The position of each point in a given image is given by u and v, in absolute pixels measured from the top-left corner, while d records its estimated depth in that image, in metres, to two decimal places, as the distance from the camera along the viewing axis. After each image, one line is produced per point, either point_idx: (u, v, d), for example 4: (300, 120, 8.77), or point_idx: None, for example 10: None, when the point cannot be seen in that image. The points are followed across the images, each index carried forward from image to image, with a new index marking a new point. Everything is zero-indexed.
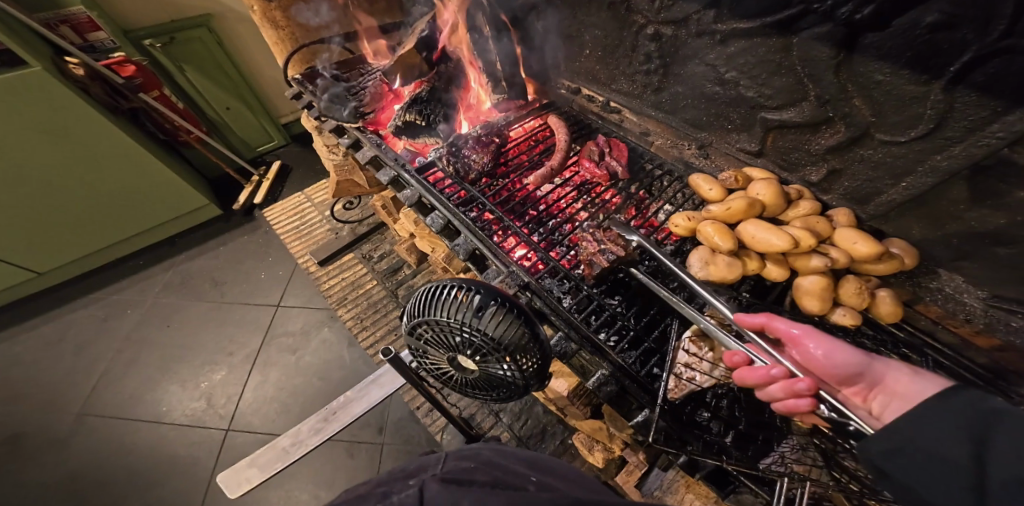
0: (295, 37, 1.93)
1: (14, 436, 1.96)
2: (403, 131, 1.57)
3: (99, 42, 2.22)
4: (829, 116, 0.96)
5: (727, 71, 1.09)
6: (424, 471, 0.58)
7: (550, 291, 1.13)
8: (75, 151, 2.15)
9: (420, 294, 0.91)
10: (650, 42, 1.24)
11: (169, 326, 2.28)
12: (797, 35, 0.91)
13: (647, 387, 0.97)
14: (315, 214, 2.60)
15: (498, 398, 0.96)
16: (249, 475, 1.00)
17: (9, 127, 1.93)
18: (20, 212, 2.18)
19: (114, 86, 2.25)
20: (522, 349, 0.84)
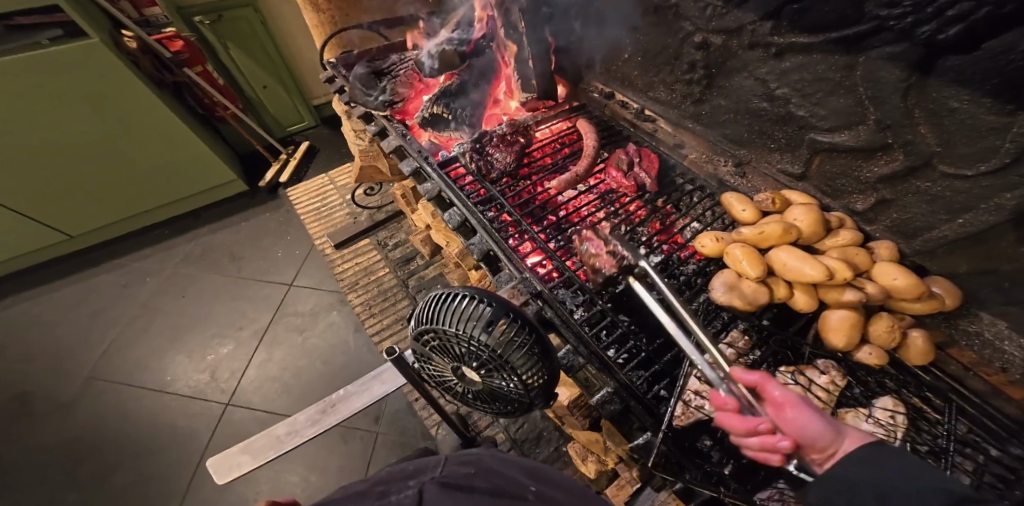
0: (334, 22, 1.92)
1: (25, 394, 2.00)
2: (429, 123, 1.55)
3: (154, 17, 2.31)
4: (888, 142, 0.91)
5: (778, 87, 1.05)
6: (423, 473, 0.58)
7: (562, 303, 1.11)
8: (115, 120, 2.18)
9: (430, 299, 0.90)
10: (695, 50, 1.20)
11: (185, 297, 2.30)
12: (865, 53, 0.86)
13: (651, 410, 0.93)
14: (337, 197, 2.61)
15: (499, 412, 0.92)
16: (240, 461, 0.98)
17: (53, 92, 1.97)
18: (53, 176, 2.22)
19: (162, 60, 2.30)
20: (530, 367, 0.81)
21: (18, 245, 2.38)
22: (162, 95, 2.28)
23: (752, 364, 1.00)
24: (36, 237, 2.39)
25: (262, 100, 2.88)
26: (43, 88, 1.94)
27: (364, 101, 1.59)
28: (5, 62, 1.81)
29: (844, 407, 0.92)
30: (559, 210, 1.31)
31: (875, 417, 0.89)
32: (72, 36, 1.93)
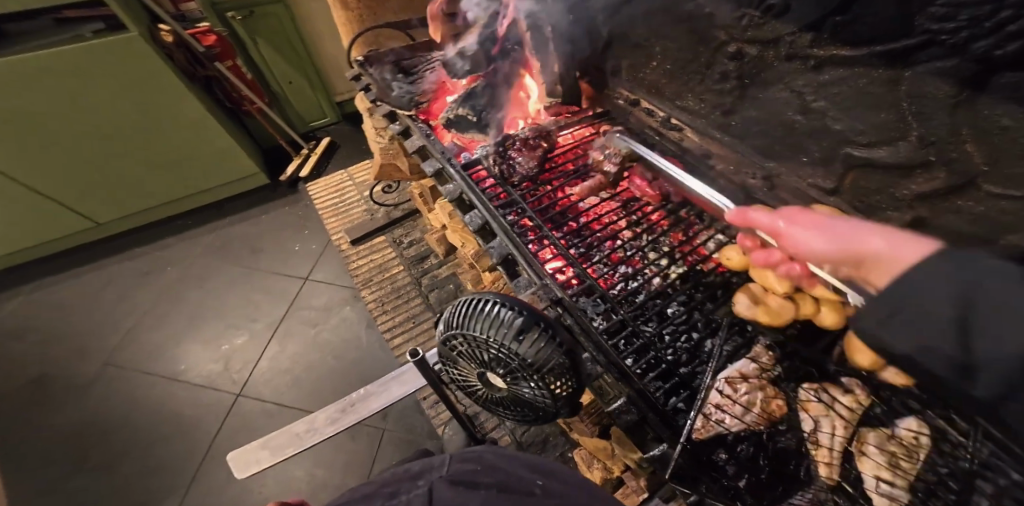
0: (362, 20, 1.95)
1: (44, 377, 2.05)
2: (452, 124, 1.52)
3: (189, 12, 2.36)
4: (929, 160, 0.74)
5: (813, 100, 0.88)
6: (428, 472, 0.60)
7: (583, 311, 1.10)
8: (148, 114, 2.24)
9: (457, 304, 0.90)
10: (729, 61, 1.02)
11: (203, 287, 2.34)
12: (911, 68, 0.69)
13: (669, 422, 0.92)
14: (355, 193, 2.64)
15: (522, 420, 0.92)
16: (259, 456, 0.95)
17: (95, 85, 2.05)
18: (82, 165, 2.28)
19: (196, 54, 2.33)
20: (557, 376, 0.81)
21: (48, 231, 2.45)
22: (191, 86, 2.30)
23: (771, 379, 0.98)
24: (65, 225, 2.46)
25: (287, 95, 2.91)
26: (78, 79, 2.00)
27: (390, 100, 1.61)
28: (58, 54, 1.91)
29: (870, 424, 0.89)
30: (580, 217, 1.30)
31: (899, 437, 0.84)
32: (113, 29, 2.04)
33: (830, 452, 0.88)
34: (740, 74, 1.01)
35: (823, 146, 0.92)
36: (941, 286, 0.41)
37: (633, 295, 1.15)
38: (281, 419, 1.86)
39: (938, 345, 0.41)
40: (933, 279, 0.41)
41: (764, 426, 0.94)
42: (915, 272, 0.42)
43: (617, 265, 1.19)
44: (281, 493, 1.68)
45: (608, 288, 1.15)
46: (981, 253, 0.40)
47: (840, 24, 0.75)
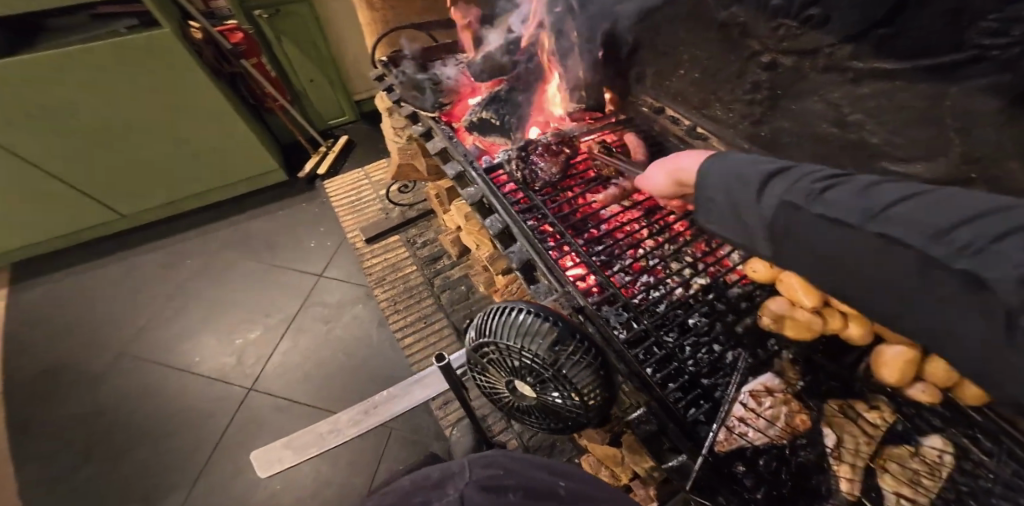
0: (386, 21, 1.96)
1: (61, 365, 2.09)
2: (475, 126, 1.54)
3: (219, 10, 2.41)
4: (970, 177, 0.71)
5: (851, 113, 0.86)
6: (448, 482, 0.53)
7: (606, 320, 1.07)
8: (172, 109, 2.27)
9: (487, 311, 0.91)
10: (762, 71, 1.01)
11: (219, 281, 2.36)
12: (957, 84, 0.66)
13: (691, 434, 0.89)
14: (371, 192, 2.65)
15: (550, 429, 0.92)
16: (281, 455, 0.95)
17: (123, 79, 2.08)
18: (106, 158, 2.31)
19: (223, 50, 2.39)
20: (589, 386, 0.81)
21: (71, 222, 2.48)
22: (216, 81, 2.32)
23: (796, 393, 0.97)
24: (86, 218, 2.49)
25: (308, 93, 2.92)
26: (109, 73, 2.03)
27: (413, 101, 1.62)
28: (93, 49, 1.94)
29: (894, 441, 0.90)
30: (602, 225, 1.30)
31: (923, 455, 0.85)
32: (147, 25, 2.08)
33: (852, 467, 0.87)
34: (772, 84, 1.01)
35: (855, 160, 0.90)
36: (717, 181, 0.68)
37: (655, 304, 1.13)
38: (292, 415, 1.87)
39: (733, 220, 0.66)
40: (714, 178, 0.69)
41: (788, 442, 0.92)
42: (704, 173, 0.70)
43: (639, 274, 1.19)
44: (285, 488, 1.69)
45: (631, 297, 1.13)
46: (735, 157, 0.68)
47: (884, 37, 0.72)
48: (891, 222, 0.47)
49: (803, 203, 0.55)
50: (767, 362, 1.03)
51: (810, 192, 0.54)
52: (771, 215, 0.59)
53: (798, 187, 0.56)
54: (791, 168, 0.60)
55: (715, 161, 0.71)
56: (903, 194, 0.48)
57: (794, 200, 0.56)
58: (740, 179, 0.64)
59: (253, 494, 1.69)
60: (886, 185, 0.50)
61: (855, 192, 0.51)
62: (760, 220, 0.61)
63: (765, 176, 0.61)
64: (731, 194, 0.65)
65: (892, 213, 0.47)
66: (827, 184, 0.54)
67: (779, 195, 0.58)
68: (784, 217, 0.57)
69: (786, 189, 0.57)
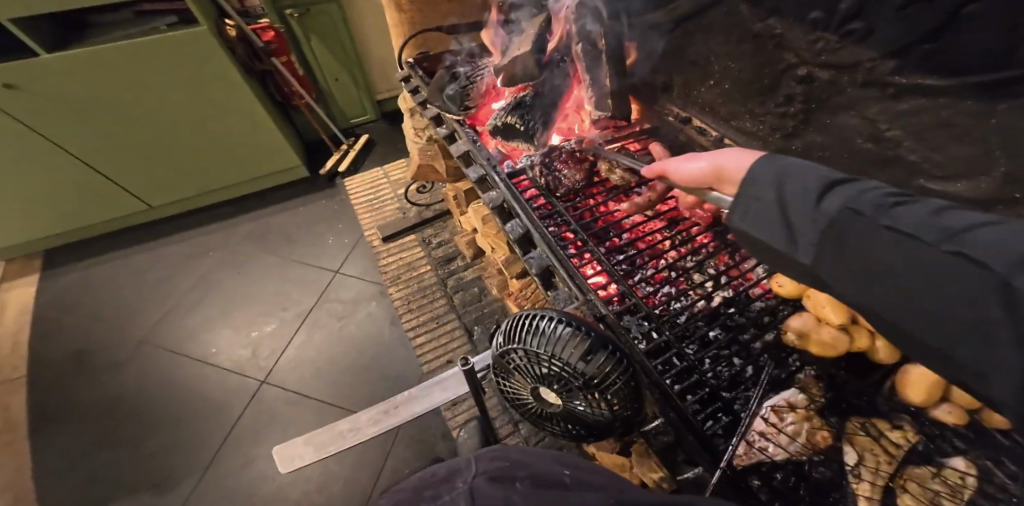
0: (414, 22, 1.99)
1: (81, 351, 2.12)
2: (499, 131, 1.57)
3: (253, 9, 2.46)
4: (1015, 197, 0.69)
5: (889, 129, 0.85)
6: (457, 476, 0.52)
7: (627, 329, 1.04)
8: (203, 106, 2.31)
9: (515, 318, 0.91)
10: (796, 84, 1.01)
11: (237, 274, 2.39)
12: (1005, 103, 0.65)
13: (709, 446, 0.85)
14: (389, 191, 2.67)
15: (573, 437, 0.91)
16: (303, 451, 0.92)
17: (156, 75, 2.12)
18: (132, 150, 2.35)
19: (255, 49, 2.44)
20: (619, 397, 0.81)
21: (97, 211, 2.53)
22: (250, 82, 2.38)
23: (817, 410, 0.95)
24: (111, 208, 2.54)
25: (331, 91, 2.96)
26: (149, 70, 2.09)
27: (438, 103, 1.62)
28: (136, 45, 1.99)
29: (914, 461, 0.88)
30: (623, 234, 1.29)
31: (943, 475, 0.85)
32: (186, 22, 2.13)
33: (870, 487, 0.86)
34: (807, 97, 1.00)
35: (890, 176, 0.89)
36: (764, 177, 0.59)
37: (677, 315, 1.11)
38: (304, 409, 1.89)
39: (769, 221, 0.58)
40: (760, 172, 0.60)
41: (807, 458, 0.90)
42: (751, 166, 0.61)
43: (661, 285, 1.17)
44: (292, 482, 1.70)
45: (653, 308, 1.11)
46: (786, 156, 0.60)
47: (928, 53, 0.72)
48: (969, 242, 0.41)
49: (870, 214, 0.48)
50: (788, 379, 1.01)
51: (881, 204, 0.48)
52: (825, 223, 0.52)
53: (864, 198, 0.50)
54: (854, 179, 0.53)
55: (768, 158, 0.61)
56: (984, 219, 0.43)
57: (858, 208, 0.49)
58: (790, 182, 0.57)
59: (261, 486, 1.70)
60: (962, 210, 0.45)
61: (931, 212, 0.45)
62: (808, 225, 0.53)
63: (825, 180, 0.54)
64: (778, 193, 0.57)
65: (975, 233, 0.42)
66: (897, 201, 0.48)
67: (841, 202, 0.51)
68: (841, 228, 0.50)
69: (851, 197, 0.51)
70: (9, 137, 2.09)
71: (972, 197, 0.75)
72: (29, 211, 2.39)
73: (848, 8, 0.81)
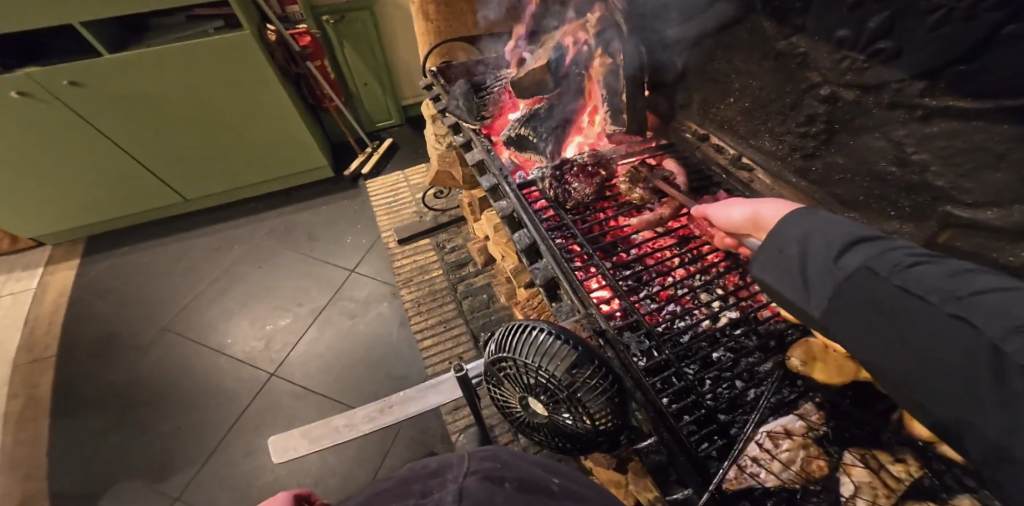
0: (439, 31, 2.04)
1: (109, 333, 2.22)
2: (513, 142, 1.57)
3: (293, 14, 2.53)
4: None
5: (915, 152, 0.81)
6: (446, 471, 0.51)
7: (626, 347, 1.01)
8: (238, 106, 2.41)
9: (508, 327, 0.90)
10: (819, 104, 0.98)
11: (259, 268, 2.47)
12: None
13: (700, 467, 0.82)
14: (408, 194, 2.72)
15: (560, 451, 0.88)
16: (297, 443, 0.92)
17: (198, 74, 2.22)
18: (169, 144, 2.46)
19: (292, 52, 2.52)
20: (603, 411, 0.79)
21: (133, 202, 2.65)
22: (286, 85, 2.48)
23: (816, 439, 0.89)
24: (146, 200, 2.66)
25: (360, 95, 3.06)
26: (193, 69, 2.19)
27: (456, 112, 1.64)
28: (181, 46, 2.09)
29: (915, 498, 0.77)
30: (631, 250, 1.26)
31: None
32: (232, 27, 2.24)
33: None
34: (830, 118, 0.97)
35: (915, 201, 0.85)
36: (791, 231, 0.57)
37: (679, 334, 1.07)
38: (310, 404, 1.91)
39: (787, 273, 0.55)
40: (789, 227, 0.57)
41: (802, 487, 0.84)
42: (782, 218, 0.59)
43: (665, 303, 1.13)
44: (290, 475, 1.72)
45: (655, 325, 1.08)
46: (823, 212, 0.57)
47: (961, 74, 0.68)
48: (975, 307, 0.38)
49: (887, 272, 0.45)
50: (790, 403, 0.95)
51: (897, 262, 0.45)
52: (841, 279, 0.49)
53: (886, 258, 0.47)
54: (882, 237, 0.49)
55: (797, 211, 0.59)
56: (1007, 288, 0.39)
57: (876, 267, 0.46)
58: (814, 237, 0.54)
59: (261, 477, 1.72)
60: (988, 276, 0.41)
61: (952, 275, 0.42)
62: (825, 280, 0.50)
63: (850, 236, 0.51)
64: (802, 248, 0.54)
65: (982, 298, 0.39)
66: (918, 261, 0.45)
67: (861, 259, 0.48)
68: (858, 285, 0.47)
69: (872, 255, 0.47)
70: (61, 128, 2.22)
71: (1003, 225, 0.71)
72: (73, 199, 2.54)
73: (876, 27, 0.78)
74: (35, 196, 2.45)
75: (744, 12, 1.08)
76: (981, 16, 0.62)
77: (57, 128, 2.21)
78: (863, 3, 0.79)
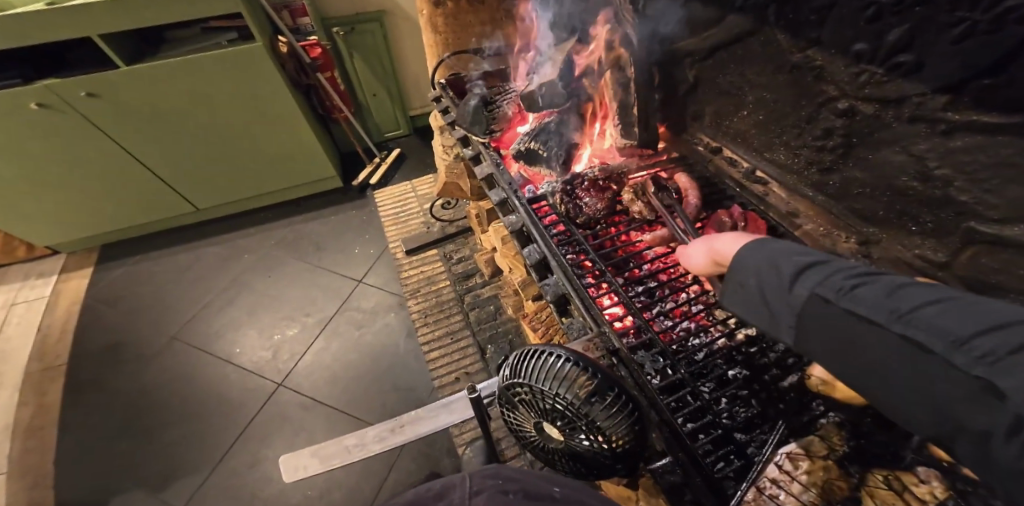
0: (448, 43, 2.04)
1: (118, 342, 2.24)
2: (523, 156, 1.56)
3: (305, 26, 2.53)
4: None
5: (938, 167, 0.79)
6: (450, 495, 0.51)
7: (641, 366, 0.99)
8: (249, 117, 2.43)
9: (521, 352, 0.88)
10: (837, 117, 0.96)
11: (267, 277, 2.47)
12: None
13: (718, 490, 0.79)
14: (417, 205, 2.73)
15: (574, 476, 0.86)
16: (306, 463, 0.91)
17: (211, 87, 2.25)
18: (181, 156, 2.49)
19: (302, 64, 2.54)
20: (619, 436, 0.77)
21: (145, 212, 2.69)
22: (296, 95, 2.49)
23: (837, 460, 0.84)
24: (159, 210, 2.70)
25: (369, 106, 3.09)
26: (205, 82, 2.23)
27: (466, 125, 1.63)
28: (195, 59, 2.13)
29: None
30: (644, 265, 1.23)
31: None
32: (244, 39, 2.27)
33: None
34: (848, 131, 0.95)
35: (938, 216, 0.83)
36: (748, 266, 0.67)
37: (694, 352, 1.04)
38: (316, 414, 1.90)
39: (753, 304, 0.66)
40: (743, 261, 0.68)
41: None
42: (737, 253, 0.70)
43: (680, 319, 1.10)
44: (294, 486, 1.70)
45: (669, 343, 1.05)
46: (771, 242, 0.67)
47: (986, 88, 0.66)
48: (917, 325, 0.47)
49: (835, 298, 0.54)
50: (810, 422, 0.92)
51: (842, 287, 0.54)
52: (798, 307, 0.58)
53: (830, 283, 0.55)
54: (825, 261, 0.59)
55: (753, 245, 0.69)
56: (937, 298, 0.48)
57: (824, 295, 0.55)
58: (769, 269, 0.63)
59: (266, 487, 1.71)
60: (915, 286, 0.50)
61: (889, 291, 0.51)
62: (784, 309, 0.60)
63: (797, 266, 0.60)
64: (758, 281, 0.65)
65: (920, 315, 0.47)
66: (860, 282, 0.53)
67: (811, 286, 0.57)
68: (814, 312, 0.56)
69: (818, 283, 0.57)
70: (77, 140, 2.25)
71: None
72: (87, 210, 2.57)
73: (895, 39, 0.77)
74: (51, 205, 2.50)
75: (757, 24, 1.06)
76: (1007, 29, 0.60)
77: (73, 140, 2.25)
78: (881, 15, 0.78)
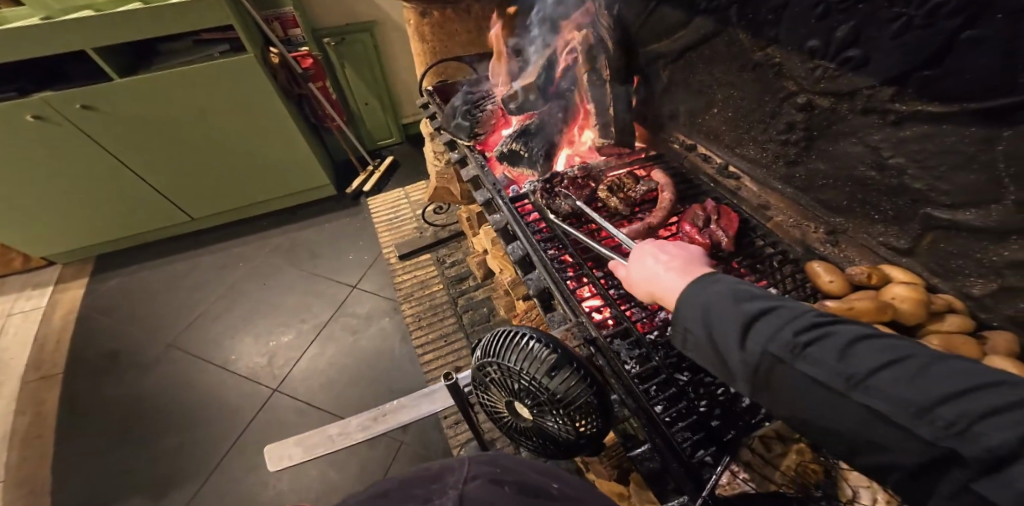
0: (434, 52, 2.09)
1: (114, 351, 2.25)
2: (506, 157, 1.60)
3: (296, 37, 2.59)
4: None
5: (891, 157, 0.83)
6: (447, 477, 0.53)
7: (617, 354, 1.02)
8: (240, 126, 2.47)
9: (494, 333, 0.91)
10: (797, 112, 1.00)
11: (262, 285, 2.50)
12: (1012, 127, 0.63)
13: (693, 474, 0.82)
14: (409, 211, 2.77)
15: (547, 455, 0.89)
16: (291, 451, 0.94)
17: (204, 96, 2.29)
18: (173, 166, 2.52)
19: (294, 74, 2.55)
20: (585, 415, 0.80)
21: (140, 222, 2.72)
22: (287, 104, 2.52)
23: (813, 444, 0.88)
24: (153, 220, 2.73)
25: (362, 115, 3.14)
26: (200, 92, 2.27)
27: (450, 129, 1.70)
28: (186, 70, 2.17)
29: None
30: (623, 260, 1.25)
31: None
32: (236, 50, 2.32)
33: None
34: (808, 125, 0.99)
35: (896, 204, 0.87)
36: (694, 312, 0.61)
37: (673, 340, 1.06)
38: (311, 419, 1.91)
39: (704, 355, 0.61)
40: (688, 305, 0.62)
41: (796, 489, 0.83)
42: (681, 296, 0.64)
43: (658, 310, 1.12)
44: (291, 489, 1.71)
45: (646, 333, 1.07)
46: (713, 282, 0.62)
47: (927, 80, 0.71)
48: (876, 392, 0.44)
49: (789, 358, 0.50)
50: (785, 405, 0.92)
51: (795, 345, 0.50)
52: (753, 365, 0.53)
53: (781, 337, 0.52)
54: (775, 307, 0.55)
55: (695, 286, 0.63)
56: (888, 359, 0.45)
57: (776, 354, 0.51)
58: (714, 318, 0.58)
59: (262, 493, 1.72)
60: (866, 340, 0.48)
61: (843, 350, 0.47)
62: (740, 366, 0.55)
63: (744, 317, 0.55)
64: (707, 329, 0.59)
65: (877, 381, 0.45)
66: (812, 338, 0.50)
67: (763, 342, 0.53)
68: (768, 371, 0.52)
69: (769, 338, 0.52)
70: (82, 152, 2.31)
71: (985, 225, 0.73)
72: (82, 221, 2.60)
73: (843, 36, 0.81)
74: (47, 217, 2.53)
75: (721, 25, 1.11)
76: (940, 23, 0.65)
77: (67, 152, 2.28)
78: (829, 13, 0.82)
